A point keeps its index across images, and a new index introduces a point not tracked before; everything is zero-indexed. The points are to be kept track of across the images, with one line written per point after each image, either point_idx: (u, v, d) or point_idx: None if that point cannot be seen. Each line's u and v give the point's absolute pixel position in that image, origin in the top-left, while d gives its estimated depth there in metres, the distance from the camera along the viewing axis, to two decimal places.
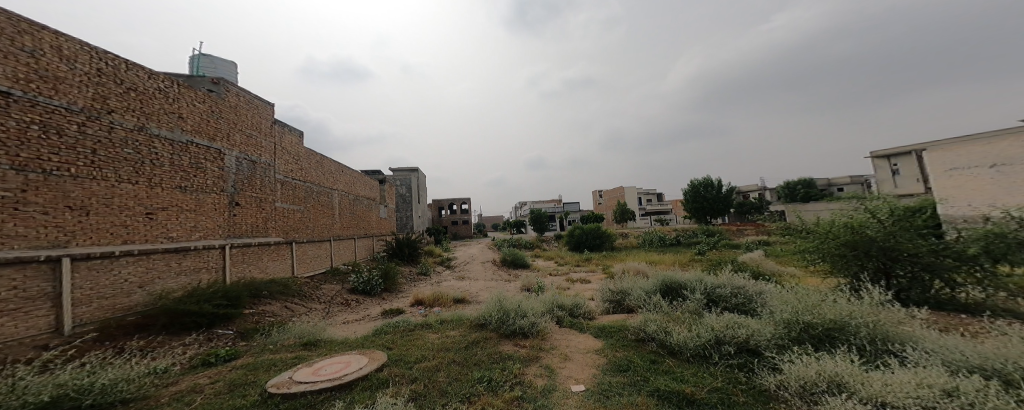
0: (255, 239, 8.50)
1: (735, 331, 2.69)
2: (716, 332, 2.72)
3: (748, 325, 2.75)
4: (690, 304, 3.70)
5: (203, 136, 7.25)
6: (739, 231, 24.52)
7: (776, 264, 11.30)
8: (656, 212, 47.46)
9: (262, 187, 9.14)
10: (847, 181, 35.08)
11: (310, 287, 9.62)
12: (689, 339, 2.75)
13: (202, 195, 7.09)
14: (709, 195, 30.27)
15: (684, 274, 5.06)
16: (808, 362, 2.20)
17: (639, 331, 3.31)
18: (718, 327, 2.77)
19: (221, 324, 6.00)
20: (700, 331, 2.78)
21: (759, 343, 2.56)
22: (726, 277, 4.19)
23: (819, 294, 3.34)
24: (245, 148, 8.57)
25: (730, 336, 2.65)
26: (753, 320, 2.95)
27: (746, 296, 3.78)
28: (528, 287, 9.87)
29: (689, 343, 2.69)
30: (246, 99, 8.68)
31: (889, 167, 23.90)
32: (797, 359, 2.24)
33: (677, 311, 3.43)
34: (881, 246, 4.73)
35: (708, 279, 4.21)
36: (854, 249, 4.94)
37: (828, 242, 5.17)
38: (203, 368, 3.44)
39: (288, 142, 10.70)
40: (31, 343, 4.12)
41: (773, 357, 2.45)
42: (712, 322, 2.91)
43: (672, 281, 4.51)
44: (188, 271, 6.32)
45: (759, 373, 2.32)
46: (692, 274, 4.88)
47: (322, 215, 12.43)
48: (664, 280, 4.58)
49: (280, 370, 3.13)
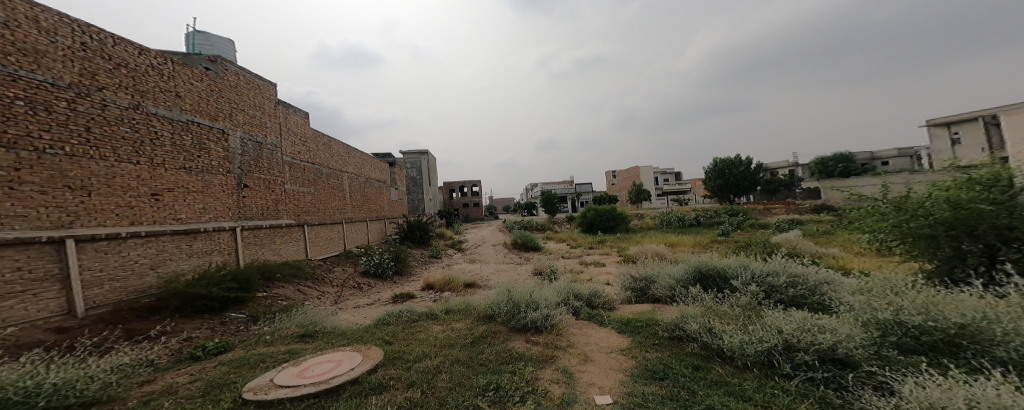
0: (266, 222, 8.35)
1: (811, 334, 2.12)
2: (786, 335, 2.16)
3: (829, 327, 2.17)
4: (736, 296, 3.13)
5: (204, 116, 6.97)
6: (766, 209, 23.25)
7: (812, 244, 10.45)
8: (675, 192, 45.87)
9: (270, 169, 8.93)
10: (893, 154, 32.58)
11: (323, 270, 9.52)
12: (745, 342, 2.21)
13: (208, 176, 6.86)
14: (735, 173, 28.63)
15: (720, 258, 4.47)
16: (940, 383, 1.61)
17: (673, 327, 2.78)
18: (788, 328, 2.21)
19: (234, 308, 5.83)
20: (761, 332, 2.23)
21: (850, 352, 1.98)
22: (775, 263, 3.61)
23: (921, 289, 2.68)
24: (249, 129, 8.31)
25: (807, 341, 2.08)
26: (831, 319, 2.36)
27: (806, 287, 3.19)
28: (539, 271, 9.46)
29: (747, 349, 2.15)
30: (246, 78, 8.37)
31: (950, 136, 23.10)
32: (919, 379, 1.66)
33: (722, 304, 2.87)
34: (995, 223, 3.49)
35: (755, 265, 3.63)
36: (953, 227, 3.71)
37: (916, 219, 3.94)
38: (187, 364, 3.15)
39: (293, 123, 10.41)
40: (43, 326, 3.95)
41: (876, 372, 1.87)
42: (777, 321, 2.34)
43: (707, 267, 3.93)
44: (201, 253, 6.15)
45: (859, 393, 1.75)
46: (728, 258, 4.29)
47: (332, 197, 12.26)
48: (695, 266, 4.02)
49: (266, 369, 2.78)
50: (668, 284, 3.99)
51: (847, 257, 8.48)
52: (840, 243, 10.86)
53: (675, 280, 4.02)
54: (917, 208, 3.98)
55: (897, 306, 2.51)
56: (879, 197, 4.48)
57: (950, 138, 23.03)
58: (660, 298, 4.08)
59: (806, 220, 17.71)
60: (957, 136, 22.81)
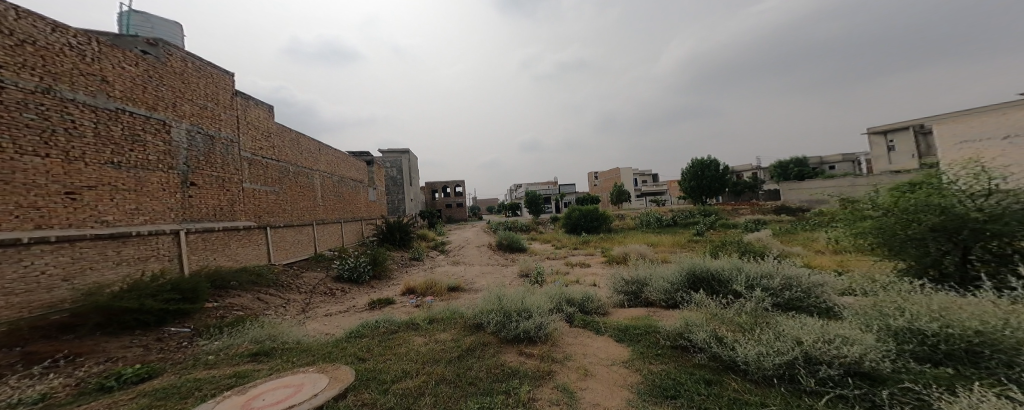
0: (219, 224, 7.60)
1: (833, 345, 2.04)
2: (806, 347, 2.09)
3: (851, 338, 2.08)
4: (740, 301, 3.04)
5: (139, 104, 6.20)
6: (734, 210, 24.26)
7: (785, 244, 10.87)
8: (649, 193, 47.14)
9: (223, 165, 8.15)
10: (838, 158, 35.04)
11: (290, 276, 8.82)
12: (763, 354, 2.10)
13: (143, 172, 6.10)
14: (706, 175, 29.71)
15: (708, 259, 4.43)
16: (981, 400, 1.57)
17: (676, 336, 2.64)
18: (808, 339, 2.13)
19: (173, 321, 5.20)
20: (780, 343, 2.13)
21: (875, 364, 1.93)
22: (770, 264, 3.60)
23: (924, 294, 2.74)
24: (198, 120, 7.53)
25: (831, 354, 2.01)
26: (845, 327, 2.33)
27: (803, 289, 3.19)
28: (524, 273, 9.23)
29: (766, 363, 2.04)
30: (196, 65, 7.60)
31: (885, 144, 25.00)
32: (958, 396, 1.60)
33: (727, 311, 2.77)
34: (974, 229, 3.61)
35: (749, 267, 3.59)
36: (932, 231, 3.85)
37: (900, 223, 4.08)
38: (99, 397, 2.65)
39: (254, 116, 9.59)
40: None
41: (908, 387, 1.82)
42: (794, 331, 2.26)
43: (700, 269, 3.85)
44: (132, 260, 5.46)
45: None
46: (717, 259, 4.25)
47: (301, 197, 11.46)
48: (687, 267, 3.93)
49: (201, 400, 2.37)
50: (663, 288, 3.87)
51: (819, 256, 8.80)
52: (803, 243, 11.39)
53: (669, 283, 3.91)
54: (906, 209, 4.03)
55: (909, 312, 2.54)
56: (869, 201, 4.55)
57: (886, 145, 24.94)
58: (653, 301, 3.96)
59: (771, 220, 18.58)
60: (890, 144, 24.70)
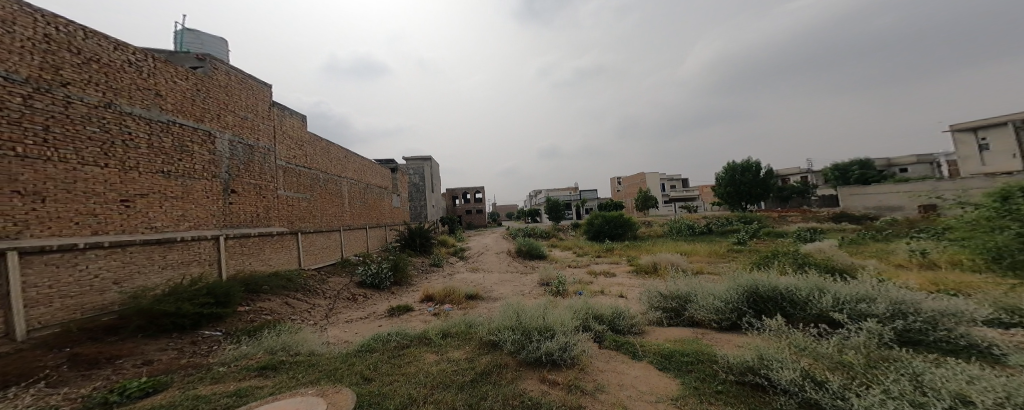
0: (256, 230, 7.82)
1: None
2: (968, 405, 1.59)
3: None
4: (838, 332, 2.43)
5: (188, 117, 6.49)
6: (782, 217, 22.24)
7: (846, 255, 9.70)
8: (683, 199, 44.93)
9: (261, 173, 8.42)
10: (912, 160, 31.41)
11: (317, 280, 8.92)
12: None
13: (190, 181, 6.34)
14: (745, 179, 27.57)
15: (768, 273, 3.79)
16: None
17: (747, 371, 2.08)
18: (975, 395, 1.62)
19: (208, 325, 5.26)
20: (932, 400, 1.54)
21: None
22: (863, 285, 2.96)
23: None
24: (239, 131, 7.83)
25: None
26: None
27: (919, 319, 2.51)
28: (546, 282, 8.75)
29: None
30: (238, 78, 7.94)
31: (977, 142, 21.93)
32: None
33: (826, 345, 2.18)
34: None
35: (834, 287, 2.95)
36: None
37: None
38: None
39: (289, 126, 9.92)
40: None
41: None
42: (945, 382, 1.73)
43: (763, 287, 3.24)
44: (176, 265, 5.60)
45: None
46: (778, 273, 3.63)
47: (330, 203, 11.73)
48: (745, 284, 3.33)
49: None
50: (714, 307, 3.29)
51: (894, 271, 7.59)
52: (876, 255, 9.98)
53: (722, 301, 3.31)
54: None
55: None
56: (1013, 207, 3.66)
57: (977, 143, 21.89)
58: (701, 322, 3.39)
59: (825, 228, 16.77)
60: (984, 142, 21.65)
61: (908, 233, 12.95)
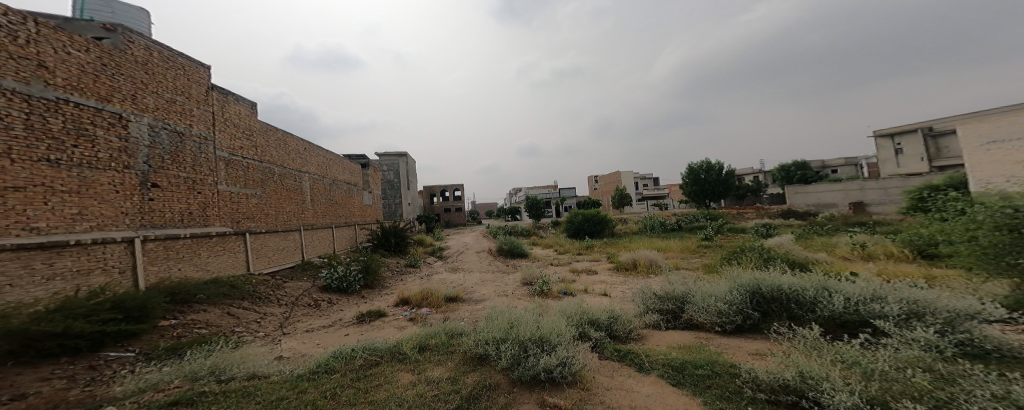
0: (187, 231, 6.81)
1: None
2: None
3: None
4: (883, 344, 2.40)
5: (89, 95, 5.49)
6: (740, 214, 23.64)
7: (808, 250, 10.29)
8: (650, 197, 46.69)
9: (194, 164, 7.35)
10: (842, 162, 34.71)
11: (270, 286, 7.97)
12: None
13: (90, 172, 5.42)
14: (710, 178, 29.11)
15: (766, 272, 3.85)
16: None
17: (782, 388, 1.89)
18: None
19: (114, 345, 4.58)
20: None
21: None
22: (868, 286, 3.11)
23: None
24: (163, 114, 6.75)
25: None
26: None
27: (939, 322, 2.58)
28: (529, 282, 8.43)
29: None
30: (163, 55, 6.82)
31: (893, 146, 24.64)
32: None
33: (884, 362, 2.13)
34: None
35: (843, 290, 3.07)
36: None
37: None
38: None
39: (233, 114, 8.75)
40: None
41: None
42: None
43: (770, 289, 3.37)
44: (69, 274, 4.85)
45: None
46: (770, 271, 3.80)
47: (287, 200, 10.62)
48: (749, 285, 3.45)
49: None
50: (716, 310, 3.29)
51: (855, 265, 8.05)
52: (825, 248, 10.68)
53: (726, 302, 3.35)
54: None
55: None
56: (998, 204, 3.71)
57: (893, 148, 24.57)
58: (701, 324, 3.41)
59: (779, 225, 17.98)
60: (898, 146, 24.39)
61: (848, 228, 14.04)
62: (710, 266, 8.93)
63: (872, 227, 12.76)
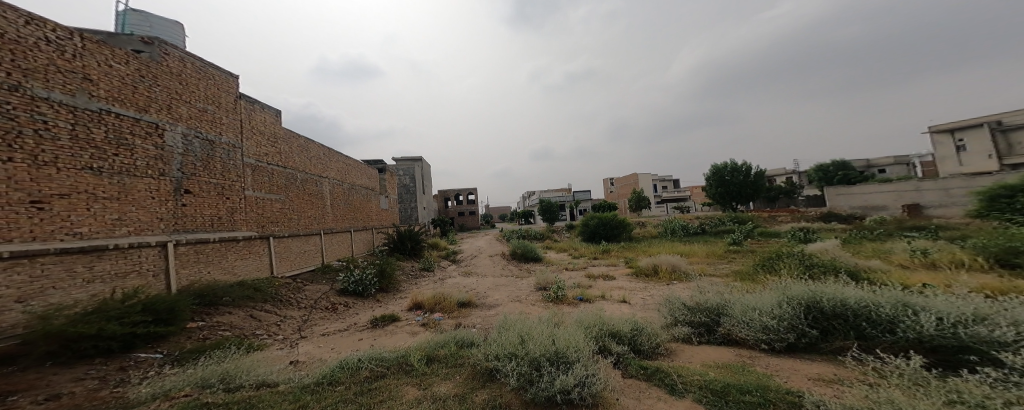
0: (214, 235, 6.98)
1: None
2: None
3: None
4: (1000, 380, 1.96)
5: (128, 105, 5.73)
6: (772, 217, 22.30)
7: (854, 256, 9.43)
8: (674, 200, 45.13)
9: (223, 171, 7.58)
10: (889, 162, 32.21)
11: (291, 289, 8.07)
12: None
13: (128, 179, 5.63)
14: (736, 180, 27.70)
15: (823, 284, 3.44)
16: None
17: None
18: None
19: (144, 346, 4.65)
20: None
21: None
22: (960, 303, 2.65)
23: None
24: (195, 123, 6.99)
25: None
26: None
27: None
28: (544, 287, 8.12)
29: None
30: (196, 66, 7.09)
31: (954, 143, 22.54)
32: None
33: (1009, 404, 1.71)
34: None
35: (937, 308, 2.63)
36: None
37: None
38: None
39: (259, 121, 9.01)
40: None
41: None
42: None
43: (833, 305, 3.00)
44: (107, 277, 4.98)
45: None
46: (826, 282, 3.40)
47: (309, 205, 10.83)
48: (804, 299, 3.13)
49: None
50: (762, 325, 3.00)
51: (909, 273, 7.27)
52: (874, 255, 9.75)
53: (773, 317, 3.02)
54: None
55: None
56: None
57: (954, 144, 22.49)
58: (744, 341, 3.11)
59: (817, 228, 16.75)
60: (961, 143, 22.28)
61: (901, 232, 12.84)
62: (739, 273, 8.32)
63: (931, 232, 11.56)
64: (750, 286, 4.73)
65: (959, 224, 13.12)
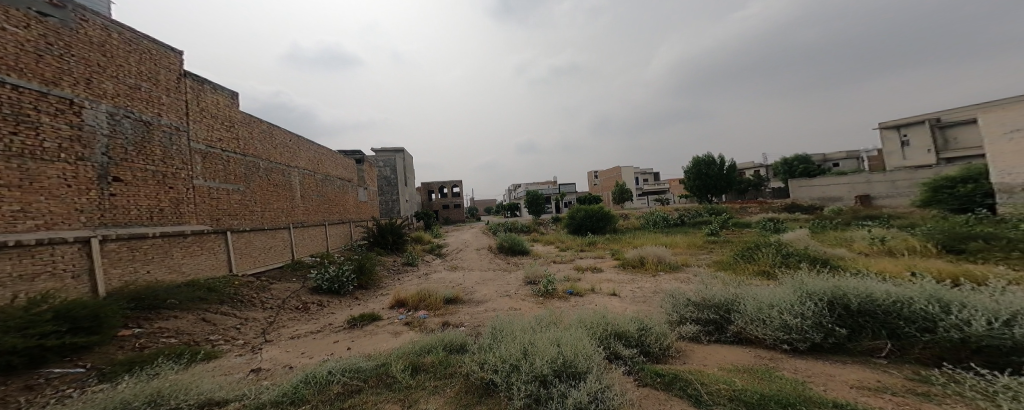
0: (154, 229, 6.16)
1: None
2: None
3: None
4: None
5: (30, 77, 4.84)
6: (742, 208, 23.28)
7: (826, 245, 9.82)
8: (650, 192, 46.33)
9: (165, 157, 6.69)
10: (844, 155, 34.44)
11: (255, 289, 7.34)
12: None
13: (34, 163, 4.77)
14: (711, 172, 28.72)
15: (844, 279, 3.47)
16: None
17: None
18: None
19: (60, 359, 3.96)
20: None
21: None
22: (991, 301, 2.64)
23: None
24: (125, 101, 6.08)
25: None
26: None
27: None
28: (532, 281, 7.86)
29: None
30: (124, 36, 6.14)
31: (900, 138, 24.33)
32: None
33: None
34: None
35: (972, 306, 2.64)
36: None
37: None
38: None
39: (210, 103, 8.05)
40: None
41: None
42: None
43: (858, 302, 3.03)
44: (8, 280, 4.22)
45: None
46: (847, 278, 3.44)
47: (275, 197, 9.96)
48: (826, 294, 3.17)
49: None
50: (780, 324, 3.06)
51: (879, 260, 7.59)
52: (841, 243, 10.22)
53: (792, 316, 3.06)
54: None
55: None
56: None
57: (900, 139, 24.27)
58: (761, 340, 3.17)
59: (784, 219, 17.58)
60: (905, 138, 24.07)
61: (858, 222, 13.63)
62: (722, 262, 8.44)
63: (886, 220, 12.33)
64: (747, 280, 4.77)
65: (909, 212, 14.10)
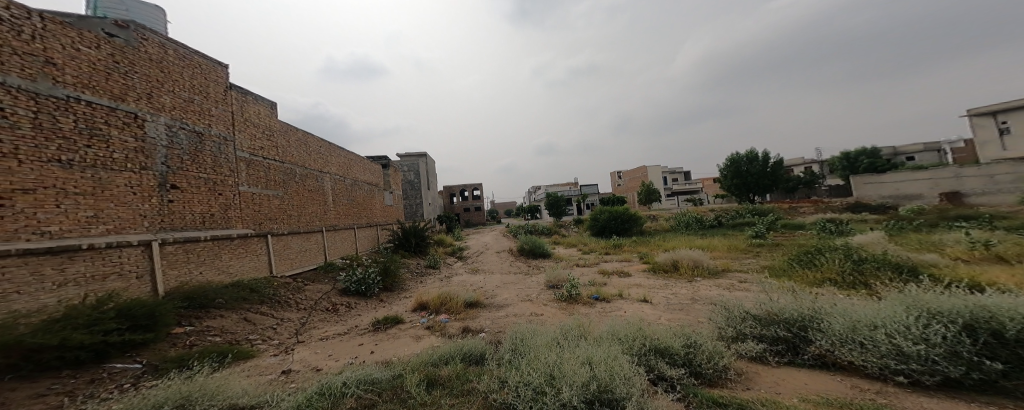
0: (207, 233, 6.47)
1: None
2: None
3: None
4: None
5: (101, 93, 5.22)
6: (793, 208, 21.17)
7: (907, 249, 8.48)
8: (685, 192, 43.95)
9: (215, 165, 7.09)
10: (918, 148, 30.61)
11: (290, 289, 7.56)
12: None
13: (105, 173, 5.11)
14: (754, 169, 26.55)
15: (971, 296, 2.78)
16: None
17: None
18: None
19: (120, 355, 4.14)
20: None
21: None
22: None
23: None
24: (181, 113, 6.49)
25: None
26: None
27: None
28: (555, 285, 7.46)
29: None
30: (179, 53, 6.55)
31: (996, 126, 21.10)
32: None
33: None
34: None
35: None
36: None
37: None
38: None
39: (252, 113, 8.48)
40: None
41: None
42: None
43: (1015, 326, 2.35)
44: (83, 280, 4.48)
45: None
46: (981, 296, 2.74)
47: (310, 201, 10.33)
48: (960, 317, 2.52)
49: None
50: (885, 351, 2.54)
51: (972, 267, 6.43)
52: (925, 247, 8.81)
53: (906, 341, 2.49)
54: None
55: None
56: None
57: (997, 127, 21.05)
58: (860, 369, 2.63)
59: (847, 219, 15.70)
60: (1004, 125, 20.85)
61: (946, 223, 11.77)
62: (772, 268, 7.56)
63: (988, 221, 10.41)
64: (801, 289, 4.16)
65: (1008, 212, 12.05)
